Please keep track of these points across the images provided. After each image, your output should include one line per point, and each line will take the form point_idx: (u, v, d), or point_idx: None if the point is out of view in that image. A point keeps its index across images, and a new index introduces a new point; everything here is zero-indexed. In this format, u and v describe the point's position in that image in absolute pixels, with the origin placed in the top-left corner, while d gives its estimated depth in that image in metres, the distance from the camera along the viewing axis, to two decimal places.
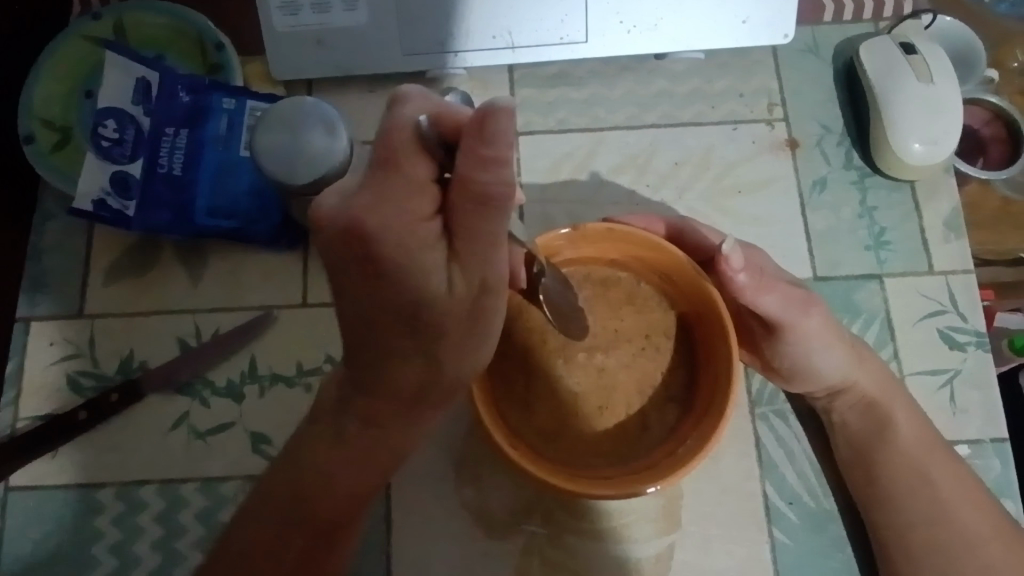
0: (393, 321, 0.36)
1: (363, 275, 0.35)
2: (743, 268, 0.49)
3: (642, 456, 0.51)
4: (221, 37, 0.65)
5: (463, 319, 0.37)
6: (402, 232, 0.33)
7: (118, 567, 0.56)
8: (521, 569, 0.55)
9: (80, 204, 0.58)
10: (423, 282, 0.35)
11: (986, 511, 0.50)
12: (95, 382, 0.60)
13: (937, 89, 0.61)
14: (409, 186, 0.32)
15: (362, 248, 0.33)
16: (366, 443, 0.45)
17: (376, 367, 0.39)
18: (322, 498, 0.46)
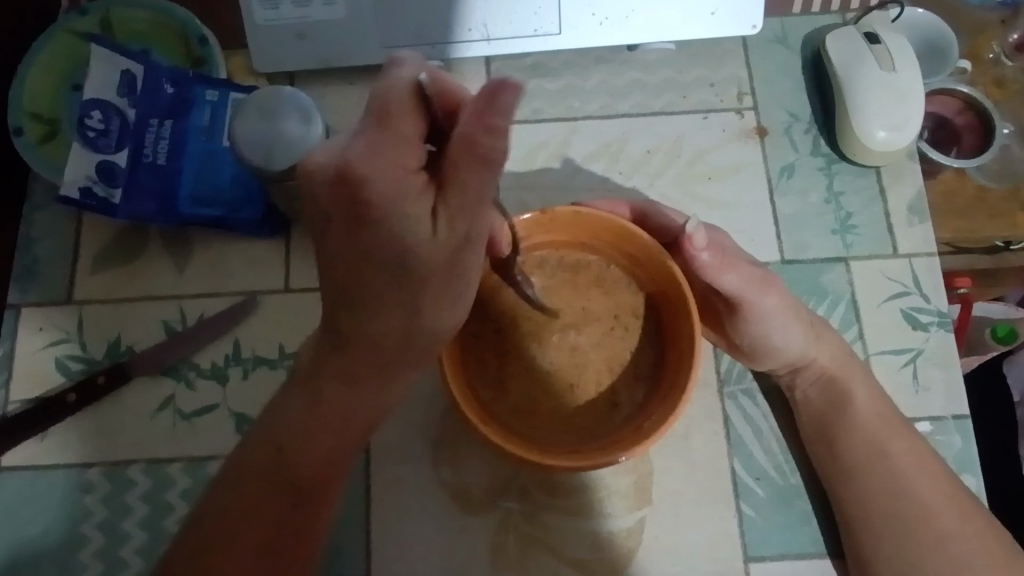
0: (375, 270, 0.39)
1: (348, 225, 0.38)
2: (706, 247, 0.51)
3: (613, 429, 0.53)
4: (204, 32, 0.67)
5: (442, 269, 0.40)
6: (392, 181, 0.36)
7: (106, 544, 0.58)
8: (497, 544, 0.57)
9: (68, 191, 0.60)
10: (403, 233, 0.37)
11: (944, 481, 0.52)
12: (84, 366, 0.62)
13: (898, 77, 0.63)
14: (406, 136, 0.37)
15: (350, 197, 0.37)
16: (347, 399, 0.47)
17: (360, 315, 0.42)
18: (304, 458, 0.48)
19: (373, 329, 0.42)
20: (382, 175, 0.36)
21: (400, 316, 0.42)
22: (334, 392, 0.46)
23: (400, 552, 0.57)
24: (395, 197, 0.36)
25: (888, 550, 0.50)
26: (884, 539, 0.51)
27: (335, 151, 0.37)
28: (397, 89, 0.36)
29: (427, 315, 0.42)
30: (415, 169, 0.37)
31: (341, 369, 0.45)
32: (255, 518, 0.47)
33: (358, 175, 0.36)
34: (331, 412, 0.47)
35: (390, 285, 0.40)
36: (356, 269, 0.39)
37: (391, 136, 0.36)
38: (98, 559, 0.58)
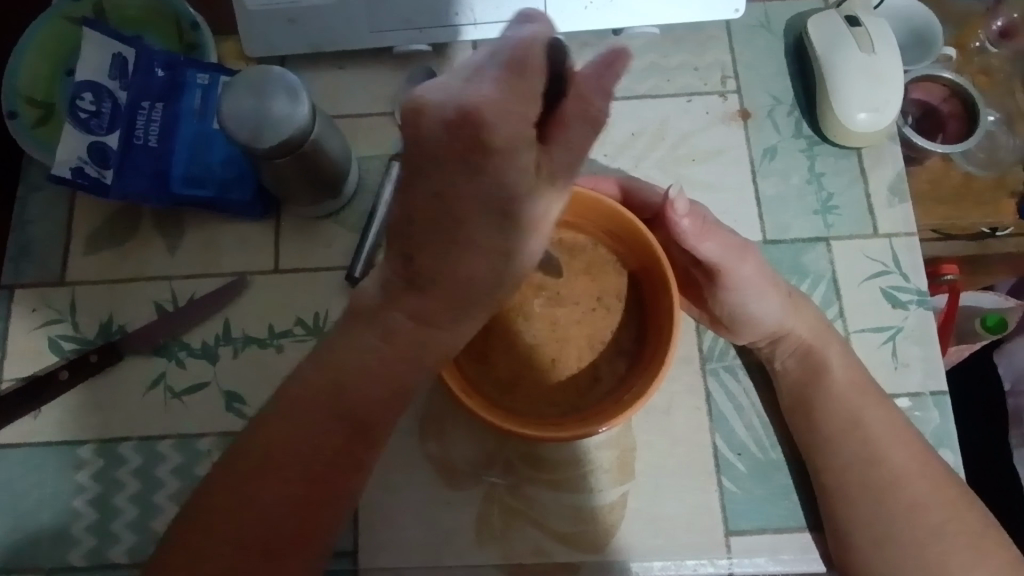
0: (479, 211, 0.40)
1: (460, 162, 0.38)
2: (687, 214, 0.51)
3: (599, 399, 0.54)
4: (196, 17, 0.68)
5: (534, 216, 0.42)
6: (516, 131, 0.37)
7: (98, 519, 0.59)
8: (482, 518, 0.58)
9: (59, 170, 0.61)
10: (515, 177, 0.39)
11: (914, 448, 0.54)
12: (77, 345, 0.63)
13: (878, 59, 0.64)
14: (534, 88, 0.37)
15: (471, 137, 0.37)
16: (413, 340, 0.46)
17: (445, 253, 0.42)
18: (366, 395, 0.48)
19: (458, 266, 0.42)
20: (506, 124, 0.37)
21: (488, 257, 0.43)
22: (403, 330, 0.46)
23: (388, 525, 0.58)
24: (515, 141, 0.38)
25: (861, 516, 0.53)
26: (858, 506, 0.53)
27: (454, 91, 0.37)
28: (534, 43, 0.37)
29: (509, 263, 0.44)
30: (533, 122, 0.38)
31: (414, 309, 0.45)
32: (303, 453, 0.48)
33: (484, 120, 0.37)
34: (395, 352, 0.47)
35: (487, 230, 0.41)
36: (457, 205, 0.40)
37: (514, 86, 0.37)
38: (89, 533, 0.59)
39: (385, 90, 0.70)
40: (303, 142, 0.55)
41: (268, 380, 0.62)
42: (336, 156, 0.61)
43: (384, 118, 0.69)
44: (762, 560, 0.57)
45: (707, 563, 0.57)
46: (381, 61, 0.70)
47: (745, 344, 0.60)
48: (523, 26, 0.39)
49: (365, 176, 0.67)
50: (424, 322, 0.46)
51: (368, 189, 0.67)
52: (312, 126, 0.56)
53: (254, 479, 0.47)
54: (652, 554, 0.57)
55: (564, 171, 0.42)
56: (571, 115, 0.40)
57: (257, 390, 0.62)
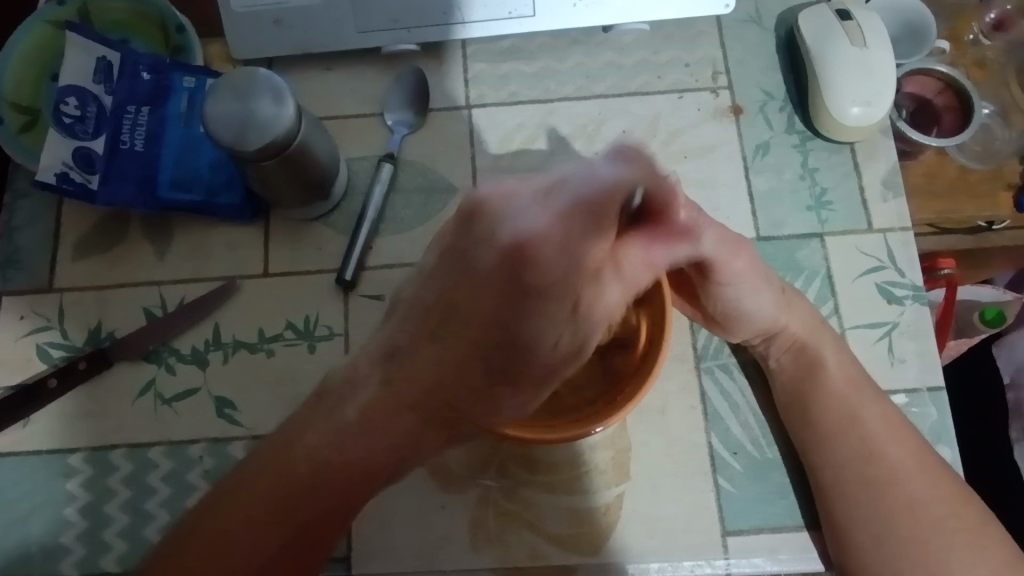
0: (487, 351, 0.40)
1: (495, 292, 0.37)
2: (692, 201, 0.44)
3: (588, 404, 0.53)
4: (181, 20, 0.67)
5: (537, 375, 0.42)
6: (559, 284, 0.36)
7: (89, 527, 0.58)
8: (477, 522, 0.57)
9: (44, 176, 0.61)
10: (542, 334, 0.39)
11: (913, 447, 0.53)
12: (66, 353, 0.63)
13: (870, 52, 0.63)
14: (601, 246, 0.36)
15: (512, 271, 0.36)
16: (369, 446, 0.46)
17: (435, 374, 0.42)
18: (319, 483, 0.47)
19: (435, 382, 0.42)
20: (550, 269, 0.36)
21: (473, 388, 0.42)
22: (365, 429, 0.45)
23: (381, 530, 0.58)
24: (558, 297, 0.37)
25: (857, 513, 0.52)
26: (854, 504, 0.52)
27: (514, 215, 0.36)
28: (616, 188, 0.34)
29: (496, 398, 0.44)
30: (581, 273, 0.37)
31: (376, 408, 0.44)
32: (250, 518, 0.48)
33: (531, 260, 0.36)
34: (350, 448, 0.46)
35: (478, 371, 0.41)
36: (456, 327, 0.40)
37: (586, 235, 0.35)
38: (81, 542, 0.58)
39: (373, 91, 0.69)
40: (289, 145, 0.55)
41: (258, 385, 0.61)
42: (323, 157, 0.60)
43: (373, 119, 0.68)
44: (760, 560, 0.56)
45: (705, 564, 0.56)
46: (370, 62, 0.70)
47: (738, 342, 0.59)
48: (618, 158, 0.35)
49: (354, 178, 0.67)
50: (385, 426, 0.45)
51: (358, 191, 0.66)
52: (297, 130, 0.55)
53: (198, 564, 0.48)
54: (649, 555, 0.56)
55: (591, 319, 0.41)
56: (628, 268, 0.39)
57: (247, 396, 0.61)
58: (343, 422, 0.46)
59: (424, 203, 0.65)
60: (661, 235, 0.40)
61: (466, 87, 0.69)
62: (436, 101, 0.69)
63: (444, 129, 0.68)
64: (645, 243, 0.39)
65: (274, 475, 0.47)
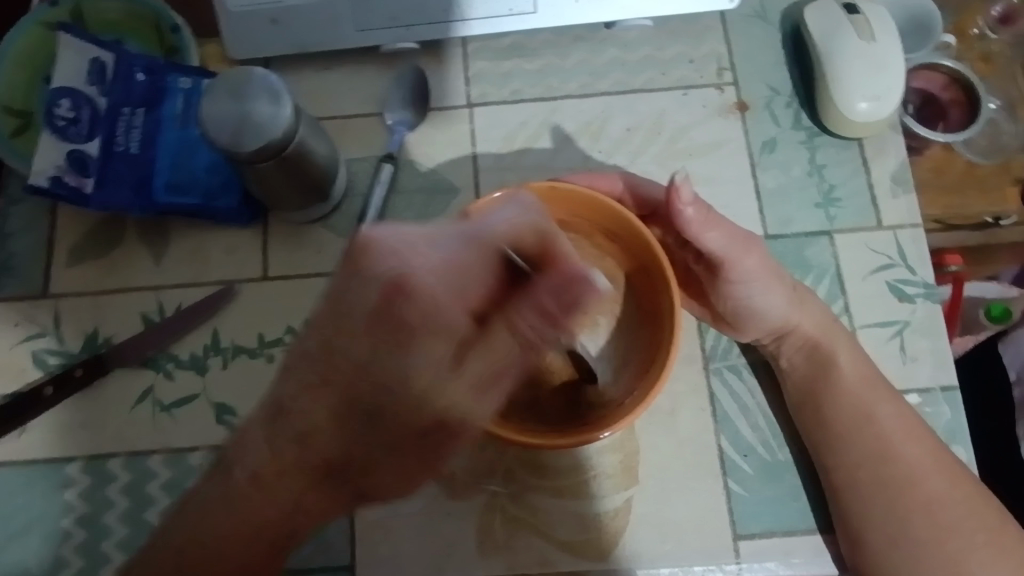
0: (363, 396, 0.42)
1: (377, 329, 0.41)
2: (692, 202, 0.49)
3: (577, 417, 0.52)
4: (176, 19, 0.66)
5: (420, 425, 0.43)
6: (437, 314, 0.42)
7: (87, 538, 0.57)
8: (483, 528, 0.56)
9: (37, 180, 0.60)
10: (417, 373, 0.42)
11: (928, 446, 0.53)
12: (62, 359, 0.61)
13: (878, 47, 0.62)
14: (489, 270, 0.45)
15: (395, 304, 0.42)
16: (257, 499, 0.46)
17: (318, 426, 0.43)
18: (215, 547, 0.48)
19: (315, 438, 0.43)
20: (440, 290, 0.43)
21: (355, 437, 0.43)
22: (251, 495, 0.46)
23: (384, 539, 0.56)
24: (436, 328, 0.42)
25: (872, 516, 0.51)
26: (868, 506, 0.52)
27: (405, 255, 0.43)
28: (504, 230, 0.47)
29: (374, 456, 0.44)
30: (467, 307, 0.43)
31: (263, 474, 0.45)
32: (194, 567, 0.48)
33: (415, 287, 0.42)
34: (238, 516, 0.47)
35: (354, 419, 0.43)
36: (339, 375, 0.42)
37: (482, 266, 0.45)
38: (79, 553, 0.57)
39: (372, 90, 0.68)
40: (287, 146, 0.54)
41: (258, 392, 0.60)
42: (323, 156, 0.59)
43: (373, 119, 0.67)
44: (772, 565, 0.55)
45: (716, 569, 0.55)
46: (368, 61, 0.69)
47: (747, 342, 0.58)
48: (502, 211, 0.48)
49: (354, 179, 0.66)
50: (270, 491, 0.46)
51: (358, 191, 0.65)
52: (296, 131, 0.54)
53: None
54: (658, 561, 0.55)
55: (482, 371, 0.43)
56: (520, 329, 0.45)
57: (248, 402, 0.60)
58: (234, 490, 0.47)
59: (425, 204, 0.64)
60: (547, 292, 0.46)
61: (468, 86, 0.68)
62: (437, 100, 0.68)
63: (445, 128, 0.67)
64: (545, 288, 0.46)
65: (187, 545, 0.49)
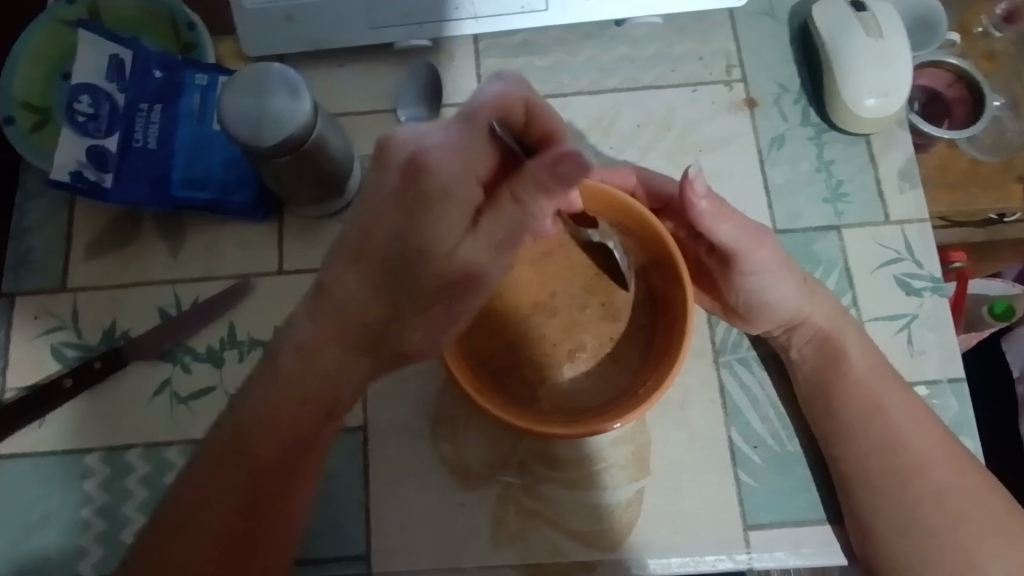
0: (394, 260, 0.42)
1: (393, 202, 0.42)
2: (706, 195, 0.50)
3: (590, 407, 0.53)
4: (192, 17, 0.67)
5: (446, 285, 0.44)
6: (450, 180, 0.42)
7: (106, 528, 0.58)
8: (497, 519, 0.57)
9: (58, 175, 0.60)
10: (434, 237, 0.42)
11: (936, 431, 0.54)
12: (81, 352, 0.62)
13: (886, 43, 0.63)
14: (485, 143, 0.45)
15: (411, 176, 0.42)
16: (299, 381, 0.47)
17: (352, 295, 0.44)
18: (259, 434, 0.48)
19: (352, 309, 0.44)
20: (445, 163, 0.43)
21: (389, 302, 0.44)
22: (290, 373, 0.47)
23: (400, 529, 0.57)
24: (450, 195, 0.42)
25: (884, 504, 0.52)
26: (880, 494, 0.52)
27: (412, 138, 0.44)
28: (486, 103, 0.45)
29: (409, 319, 0.45)
30: (476, 181, 0.44)
31: (305, 353, 0.46)
32: (239, 465, 0.48)
33: (427, 160, 0.42)
34: (280, 398, 0.47)
35: (388, 283, 0.43)
36: (370, 246, 0.43)
37: (478, 140, 0.44)
38: (98, 543, 0.58)
39: (384, 86, 0.69)
40: (304, 140, 0.54)
41: None
42: (339, 150, 0.60)
43: (385, 115, 0.68)
44: (782, 554, 0.56)
45: (726, 558, 0.56)
46: (381, 57, 0.69)
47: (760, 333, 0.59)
48: (490, 86, 0.47)
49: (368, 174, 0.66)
50: (316, 366, 0.46)
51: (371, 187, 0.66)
52: (314, 125, 0.55)
53: (174, 529, 0.48)
54: (670, 551, 0.56)
55: (496, 239, 0.43)
56: (526, 195, 0.42)
57: None
58: (275, 380, 0.47)
59: None
60: (549, 164, 0.41)
61: (479, 82, 0.69)
62: (448, 96, 0.68)
63: None
64: (536, 174, 0.41)
65: (230, 443, 0.48)
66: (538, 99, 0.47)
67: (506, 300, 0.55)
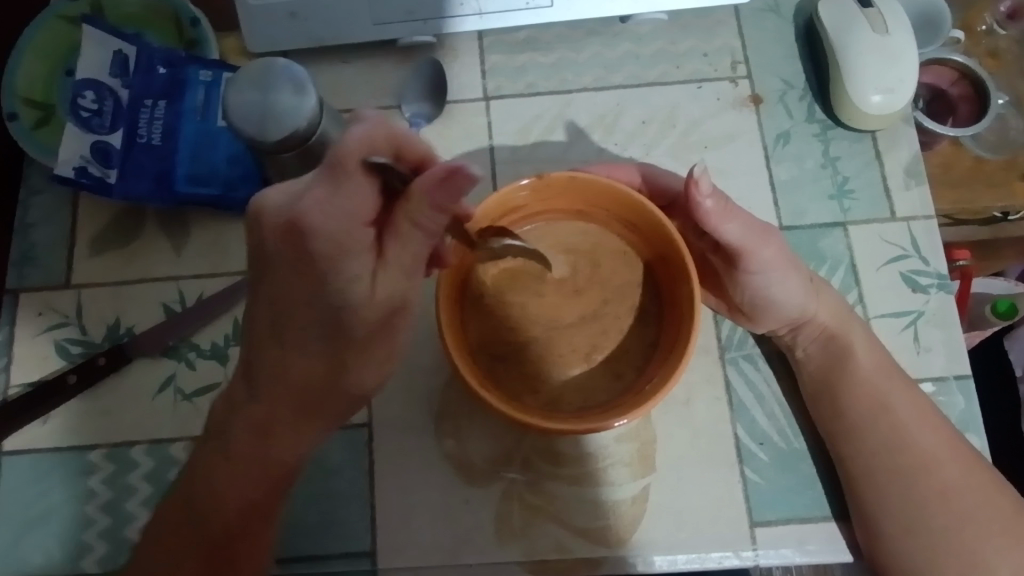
0: (314, 320, 0.45)
1: (294, 271, 0.44)
2: (711, 194, 0.49)
3: (596, 403, 0.53)
4: (196, 13, 0.67)
5: (374, 328, 0.47)
6: (339, 232, 0.42)
7: (111, 524, 0.58)
8: (501, 516, 0.57)
9: (62, 170, 0.60)
10: (346, 287, 0.44)
11: (939, 429, 0.53)
12: (84, 348, 0.62)
13: (892, 40, 0.63)
14: (362, 188, 0.42)
15: (299, 242, 0.43)
16: (251, 451, 0.50)
17: (283, 362, 0.47)
18: (219, 503, 0.51)
19: (289, 372, 0.47)
20: (331, 221, 0.42)
21: (321, 359, 0.47)
22: (242, 443, 0.50)
23: (404, 527, 0.57)
24: (344, 247, 0.43)
25: (893, 504, 0.52)
26: (888, 493, 0.52)
27: (289, 204, 0.43)
28: (350, 145, 0.42)
29: (348, 368, 0.48)
30: (365, 223, 0.43)
31: (253, 425, 0.50)
32: (208, 533, 0.51)
33: (309, 223, 0.42)
34: (236, 467, 0.50)
35: (316, 340, 0.46)
36: (292, 320, 0.46)
37: (356, 185, 0.42)
38: (103, 539, 0.58)
39: (388, 83, 0.69)
40: (309, 137, 0.54)
41: None
42: None
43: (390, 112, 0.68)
44: (788, 551, 0.56)
45: (732, 555, 0.56)
46: (385, 54, 0.69)
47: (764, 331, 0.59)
48: (353, 126, 0.43)
49: None
50: (266, 435, 0.50)
51: None
52: (319, 119, 0.55)
53: None
54: (675, 548, 0.56)
55: (409, 263, 0.45)
56: (421, 218, 0.42)
57: None
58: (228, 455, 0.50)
59: None
60: (434, 193, 0.41)
61: (483, 79, 0.68)
62: (452, 93, 0.68)
63: (461, 121, 0.67)
64: (428, 198, 0.41)
65: (194, 516, 0.51)
66: (399, 125, 0.44)
67: (512, 298, 0.55)
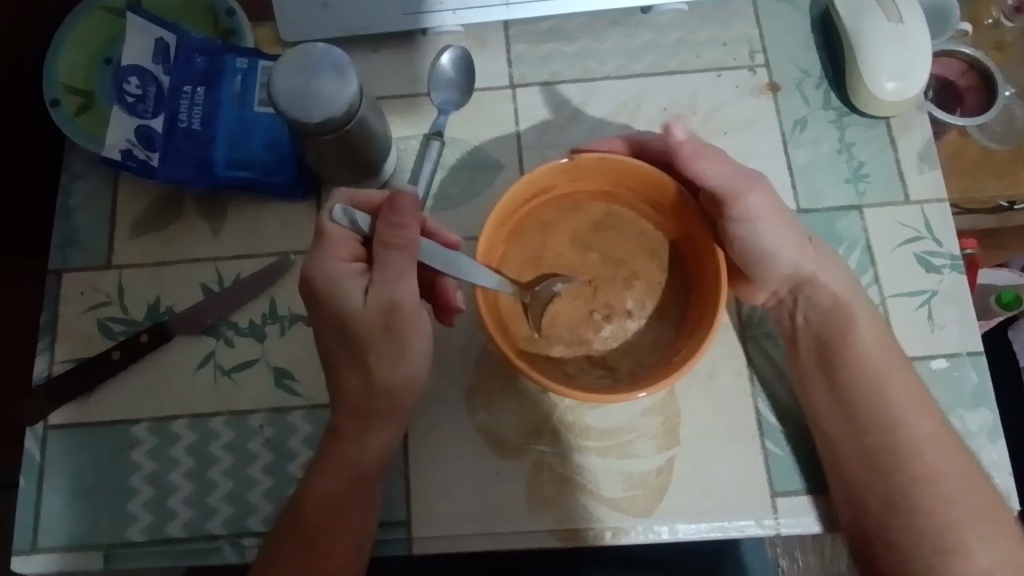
0: (339, 337, 0.52)
1: (311, 307, 0.52)
2: (684, 139, 0.55)
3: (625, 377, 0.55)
4: (231, 3, 0.69)
5: (389, 328, 0.50)
6: (331, 268, 0.50)
7: (156, 495, 0.60)
8: (532, 486, 0.59)
9: (108, 153, 0.62)
10: (343, 304, 0.50)
11: (930, 413, 0.57)
12: (126, 327, 0.64)
13: (905, 29, 0.65)
14: (337, 235, 0.51)
15: (306, 289, 0.51)
16: (337, 455, 0.55)
17: (333, 381, 0.54)
18: (309, 507, 0.55)
19: (343, 384, 0.54)
20: (322, 263, 0.50)
21: (355, 366, 0.53)
22: (330, 452, 0.55)
23: (439, 497, 0.59)
24: (336, 275, 0.50)
25: (886, 479, 0.56)
26: (881, 471, 0.56)
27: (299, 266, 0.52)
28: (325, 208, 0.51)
29: (376, 369, 0.52)
30: (347, 260, 0.51)
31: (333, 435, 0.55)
32: (304, 536, 0.54)
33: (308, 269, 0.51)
34: (321, 476, 0.55)
35: (342, 349, 0.52)
36: (329, 344, 0.53)
37: (336, 236, 0.51)
38: (147, 509, 0.60)
39: (417, 72, 0.71)
40: (348, 121, 0.57)
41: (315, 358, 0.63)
42: (378, 135, 0.62)
43: (420, 99, 0.70)
44: (809, 519, 0.58)
45: (755, 523, 0.58)
46: (414, 44, 0.72)
47: (766, 300, 0.61)
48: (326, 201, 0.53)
49: (402, 157, 0.69)
50: (345, 441, 0.55)
51: (406, 167, 0.68)
52: (358, 105, 0.57)
53: None
54: (701, 517, 0.58)
55: (394, 275, 0.49)
56: (386, 237, 0.48)
57: (305, 366, 0.63)
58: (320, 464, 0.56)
59: (471, 180, 0.67)
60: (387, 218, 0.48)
61: (509, 68, 0.71)
62: (480, 81, 0.70)
63: (487, 108, 0.69)
64: (385, 221, 0.48)
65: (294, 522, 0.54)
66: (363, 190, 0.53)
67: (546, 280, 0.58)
